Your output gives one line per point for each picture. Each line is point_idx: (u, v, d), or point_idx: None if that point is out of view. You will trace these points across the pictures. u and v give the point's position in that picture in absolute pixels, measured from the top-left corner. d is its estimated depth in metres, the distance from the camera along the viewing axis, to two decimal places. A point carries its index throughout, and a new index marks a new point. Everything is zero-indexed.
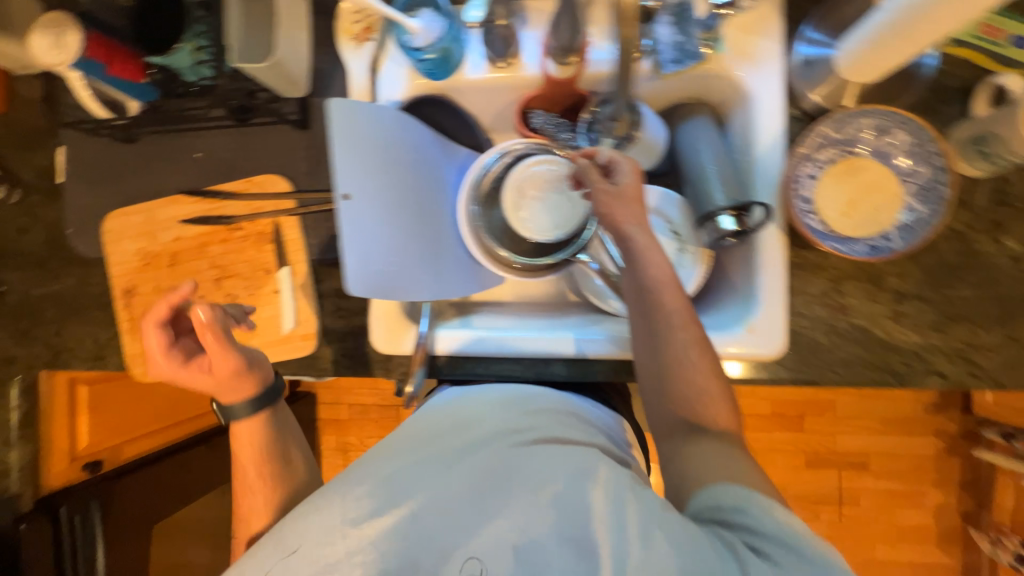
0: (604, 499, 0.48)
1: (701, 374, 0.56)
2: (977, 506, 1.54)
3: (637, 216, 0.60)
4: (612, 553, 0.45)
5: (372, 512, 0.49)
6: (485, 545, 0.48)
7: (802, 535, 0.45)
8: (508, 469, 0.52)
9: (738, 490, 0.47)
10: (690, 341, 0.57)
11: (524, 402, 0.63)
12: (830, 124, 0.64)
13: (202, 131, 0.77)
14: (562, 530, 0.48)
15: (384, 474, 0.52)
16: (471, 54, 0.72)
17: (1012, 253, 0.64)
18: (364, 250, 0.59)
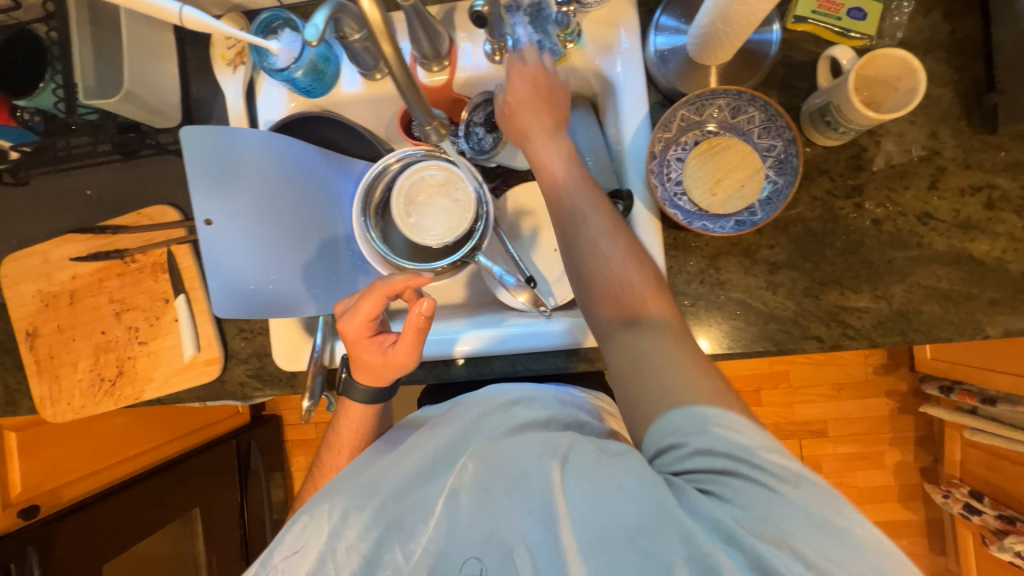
0: (570, 479, 0.45)
1: (619, 263, 0.52)
2: (933, 461, 1.52)
3: (539, 118, 0.61)
4: (585, 538, 0.42)
5: (360, 526, 0.48)
6: (479, 544, 0.46)
7: (749, 446, 0.40)
8: (478, 466, 0.49)
9: (686, 411, 0.42)
10: (603, 237, 0.54)
11: (498, 391, 0.56)
12: (688, 108, 0.67)
13: (87, 167, 0.77)
14: (536, 517, 0.45)
15: (357, 490, 0.50)
16: (344, 69, 0.73)
17: (874, 217, 0.66)
18: (230, 269, 0.66)
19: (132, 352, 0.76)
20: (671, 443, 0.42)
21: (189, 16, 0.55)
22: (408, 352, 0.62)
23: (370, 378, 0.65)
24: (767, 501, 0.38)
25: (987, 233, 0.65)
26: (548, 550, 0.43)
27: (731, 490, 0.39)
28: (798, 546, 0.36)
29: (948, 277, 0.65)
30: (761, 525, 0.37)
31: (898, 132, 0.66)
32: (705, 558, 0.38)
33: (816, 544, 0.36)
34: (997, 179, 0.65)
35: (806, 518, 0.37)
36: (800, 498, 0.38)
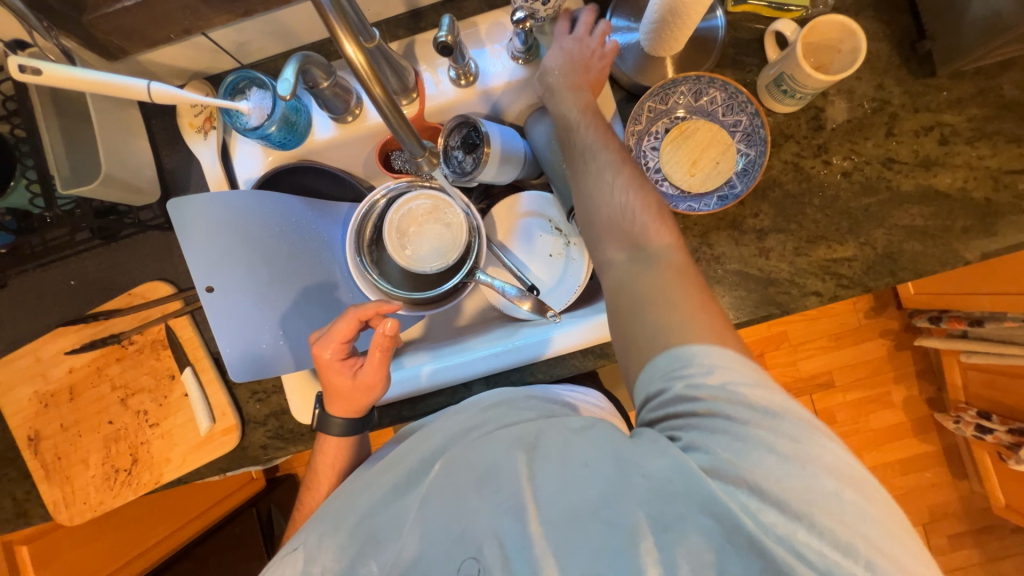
0: (537, 463, 0.49)
1: (633, 209, 0.55)
2: (939, 390, 1.58)
3: (576, 74, 0.65)
4: (550, 516, 0.46)
5: (339, 549, 0.54)
6: (458, 548, 0.48)
7: (726, 388, 0.44)
8: (457, 465, 0.53)
9: (677, 351, 0.46)
10: (613, 172, 0.57)
11: (480, 400, 0.62)
12: (653, 99, 0.70)
13: (68, 257, 0.75)
14: (505, 507, 0.48)
15: (343, 508, 0.57)
16: (316, 116, 0.74)
17: (842, 170, 0.70)
18: (241, 333, 0.65)
19: (144, 437, 0.74)
20: (659, 386, 0.47)
21: (157, 92, 0.56)
22: (376, 373, 0.64)
23: (346, 409, 0.66)
24: (736, 441, 0.42)
25: (947, 166, 0.69)
26: (519, 537, 0.46)
27: (704, 433, 0.43)
28: (760, 477, 0.41)
29: (921, 214, 0.69)
30: (726, 466, 0.42)
31: (848, 89, 0.70)
32: (669, 509, 0.42)
33: (781, 475, 0.40)
34: (945, 117, 0.69)
35: (769, 456, 0.41)
36: (771, 432, 0.42)
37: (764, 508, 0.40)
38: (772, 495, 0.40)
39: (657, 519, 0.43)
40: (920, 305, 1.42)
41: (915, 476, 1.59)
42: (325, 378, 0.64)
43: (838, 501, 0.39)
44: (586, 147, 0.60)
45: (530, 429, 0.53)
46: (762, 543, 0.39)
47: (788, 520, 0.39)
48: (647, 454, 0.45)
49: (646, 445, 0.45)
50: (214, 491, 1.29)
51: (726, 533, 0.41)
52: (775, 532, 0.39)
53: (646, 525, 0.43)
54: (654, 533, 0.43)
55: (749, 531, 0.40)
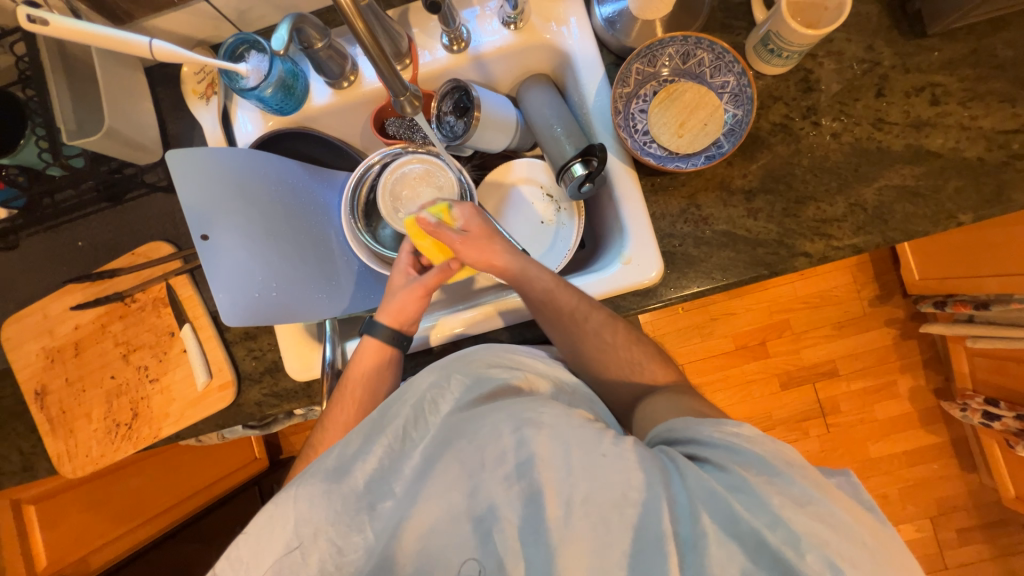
0: (553, 444, 0.44)
1: (625, 345, 0.65)
2: (946, 380, 1.54)
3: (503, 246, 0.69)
4: (566, 500, 0.42)
5: (330, 508, 0.46)
6: (470, 537, 0.44)
7: (751, 435, 0.45)
8: (454, 435, 0.48)
9: (685, 419, 0.50)
10: (604, 327, 0.65)
11: (467, 356, 0.56)
12: (641, 62, 0.72)
13: (76, 219, 0.78)
14: (519, 490, 0.43)
15: (338, 467, 0.48)
16: (314, 82, 0.76)
17: (832, 131, 0.70)
18: (231, 280, 0.64)
19: (144, 392, 0.76)
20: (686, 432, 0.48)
21: (159, 49, 0.57)
22: (423, 296, 0.70)
23: (395, 318, 0.70)
24: (765, 471, 0.42)
25: (939, 127, 0.69)
26: (534, 520, 0.42)
27: (729, 457, 0.44)
28: (791, 499, 0.40)
29: (912, 173, 0.69)
30: (755, 487, 0.41)
31: (838, 51, 0.71)
32: (694, 523, 0.41)
33: (807, 502, 0.40)
34: (937, 77, 0.69)
35: (797, 488, 0.41)
36: (798, 468, 0.42)
37: (795, 522, 0.39)
38: (804, 523, 0.39)
39: (682, 535, 0.41)
40: (925, 290, 1.39)
41: (923, 467, 1.54)
42: (388, 288, 0.73)
43: (855, 530, 0.39)
44: (574, 310, 0.64)
45: (529, 401, 0.49)
46: (788, 562, 0.38)
47: (815, 538, 0.39)
48: (674, 471, 0.43)
49: (672, 463, 0.44)
50: (214, 467, 1.28)
51: (754, 551, 0.39)
52: (807, 554, 0.38)
53: (672, 537, 0.41)
54: (680, 550, 0.40)
55: (777, 550, 0.39)
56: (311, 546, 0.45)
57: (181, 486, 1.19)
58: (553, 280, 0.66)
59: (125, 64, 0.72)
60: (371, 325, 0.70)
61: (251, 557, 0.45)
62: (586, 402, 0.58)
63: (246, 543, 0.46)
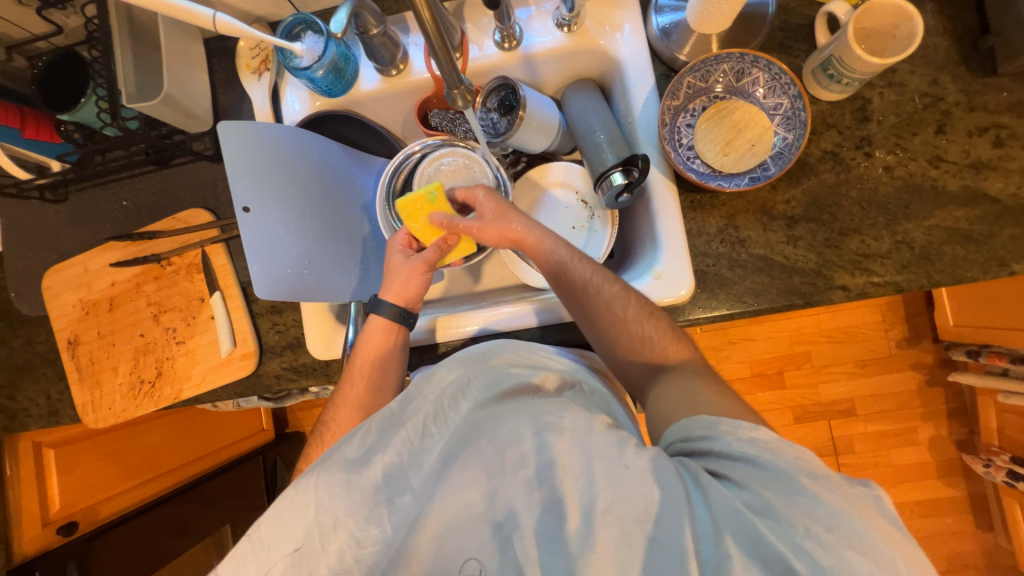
0: (573, 449, 0.44)
1: (637, 321, 0.62)
2: (970, 433, 1.48)
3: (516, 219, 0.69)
4: (585, 509, 0.42)
5: (351, 500, 0.46)
6: (486, 540, 0.43)
7: (768, 445, 0.44)
8: (474, 433, 0.48)
9: (699, 417, 0.49)
10: (617, 299, 0.63)
11: (484, 352, 0.57)
12: (694, 75, 0.71)
13: (124, 179, 0.81)
14: (539, 498, 0.43)
15: (359, 458, 0.49)
16: (363, 67, 0.77)
17: (885, 164, 0.68)
18: (268, 254, 0.65)
19: (169, 353, 0.78)
20: (702, 434, 0.48)
21: (222, 22, 0.58)
22: (423, 272, 0.70)
23: (400, 294, 0.70)
24: (787, 487, 0.41)
25: (1000, 170, 0.66)
26: (554, 528, 0.42)
27: (749, 474, 0.43)
28: (817, 523, 0.39)
29: (966, 217, 0.66)
30: (779, 508, 0.40)
31: (900, 82, 0.69)
32: (717, 545, 0.40)
33: (836, 526, 0.39)
34: (1004, 119, 0.66)
35: (824, 507, 0.39)
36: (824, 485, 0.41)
37: (821, 551, 0.38)
38: (830, 551, 0.38)
39: (704, 556, 0.40)
40: (958, 338, 1.34)
41: (935, 520, 1.48)
42: (388, 269, 0.72)
43: (891, 560, 0.38)
44: (587, 282, 0.64)
45: (554, 405, 0.49)
46: None
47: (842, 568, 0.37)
48: (693, 486, 0.42)
49: (689, 476, 0.43)
50: (225, 432, 1.34)
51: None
52: None
53: (694, 556, 0.39)
54: (703, 571, 0.39)
55: None
56: (331, 535, 0.45)
57: (191, 446, 1.23)
58: (571, 254, 0.66)
59: (185, 33, 0.74)
60: (375, 305, 0.70)
61: (272, 539, 0.46)
62: (603, 404, 0.57)
63: (266, 525, 0.47)
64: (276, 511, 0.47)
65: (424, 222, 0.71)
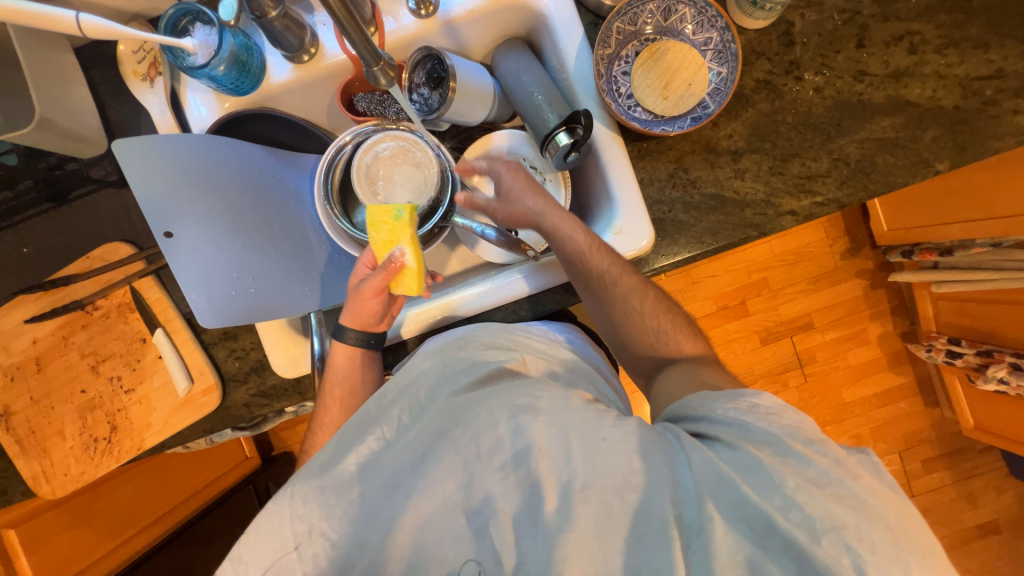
0: (549, 430, 0.45)
1: (651, 316, 0.65)
2: (912, 324, 1.62)
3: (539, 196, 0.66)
4: (563, 486, 0.43)
5: (325, 503, 0.46)
6: (462, 526, 0.44)
7: (768, 411, 0.45)
8: (451, 423, 0.48)
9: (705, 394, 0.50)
10: (634, 292, 0.63)
11: (457, 336, 0.57)
12: (622, 20, 0.69)
13: (17, 224, 0.71)
14: (516, 481, 0.44)
15: (333, 461, 0.49)
16: (270, 57, 0.70)
17: (815, 86, 0.70)
18: (205, 278, 0.59)
19: (120, 404, 0.72)
20: (702, 406, 0.48)
21: (89, 24, 0.49)
22: (372, 297, 0.64)
23: (360, 320, 0.66)
24: (778, 446, 0.42)
25: (916, 77, 0.69)
26: (532, 512, 0.43)
27: (742, 437, 0.44)
28: (804, 477, 0.40)
29: (892, 125, 0.69)
30: (766, 465, 0.41)
31: (818, 1, 0.70)
32: (699, 509, 0.41)
33: (823, 481, 0.40)
34: (916, 25, 0.69)
35: (811, 465, 0.41)
36: (814, 441, 0.42)
37: (808, 501, 0.39)
38: (818, 503, 0.39)
39: (688, 520, 0.41)
40: (894, 241, 1.43)
41: (891, 407, 1.64)
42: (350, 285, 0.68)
43: (882, 512, 0.38)
44: (606, 273, 0.62)
45: (534, 387, 0.49)
46: (804, 548, 0.38)
47: (830, 517, 0.38)
48: (679, 450, 0.44)
49: (677, 442, 0.45)
50: (206, 470, 1.24)
51: (760, 537, 0.39)
52: (822, 534, 0.38)
53: (677, 522, 0.41)
54: (684, 535, 0.41)
55: (784, 532, 0.38)
56: (306, 542, 0.45)
57: (171, 493, 1.15)
58: (582, 236, 0.63)
59: (51, 44, 0.64)
60: (337, 330, 0.67)
61: (250, 554, 0.45)
62: (588, 379, 0.59)
63: (246, 542, 0.46)
64: (252, 529, 0.46)
65: (381, 236, 0.64)
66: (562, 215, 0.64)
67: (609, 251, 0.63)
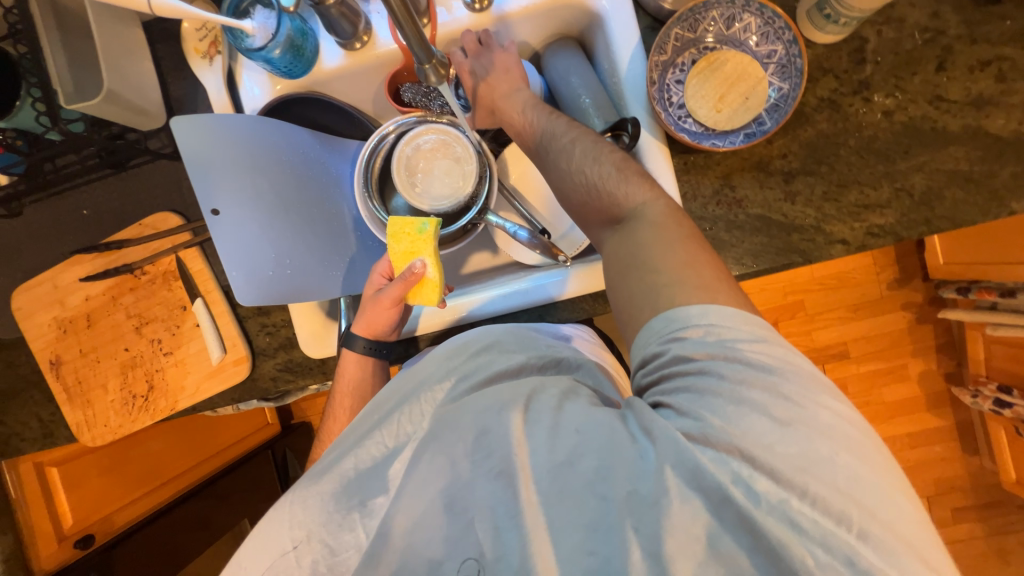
0: (529, 428, 0.46)
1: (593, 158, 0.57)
2: (958, 365, 1.52)
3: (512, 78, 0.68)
4: (543, 488, 0.43)
5: (324, 509, 0.47)
6: (445, 523, 0.44)
7: (720, 334, 0.44)
8: (442, 424, 0.49)
9: (670, 314, 0.46)
10: (574, 142, 0.59)
11: (458, 341, 0.59)
12: (681, 26, 0.67)
13: (80, 187, 0.75)
14: (492, 473, 0.44)
15: (334, 462, 0.50)
16: (324, 42, 0.71)
17: (883, 109, 0.65)
18: (244, 256, 0.61)
19: (158, 365, 0.76)
20: (655, 349, 0.46)
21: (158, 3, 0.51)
22: (390, 306, 0.65)
23: (370, 328, 0.67)
24: (729, 404, 0.41)
25: (1001, 106, 0.63)
26: (511, 506, 0.43)
27: (692, 397, 0.43)
28: (753, 444, 0.39)
29: (966, 156, 0.64)
30: (714, 433, 0.40)
31: (898, 18, 0.65)
32: (656, 482, 0.40)
33: (776, 443, 0.39)
34: (1007, 50, 0.63)
35: (764, 416, 0.40)
36: (764, 392, 0.41)
37: (755, 474, 0.39)
38: (761, 461, 0.39)
39: (642, 494, 0.41)
40: (950, 276, 1.34)
41: (924, 449, 1.55)
42: (363, 295, 0.69)
43: (833, 463, 0.38)
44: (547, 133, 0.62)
45: (526, 386, 0.50)
46: (750, 514, 0.38)
47: (779, 488, 0.38)
48: (638, 431, 0.44)
49: (634, 419, 0.45)
50: (230, 431, 1.31)
51: (714, 508, 0.39)
52: (767, 507, 0.38)
53: (633, 496, 0.41)
54: (636, 510, 0.40)
55: (738, 506, 0.38)
56: (306, 547, 0.46)
57: (198, 449, 1.22)
58: (561, 121, 0.62)
59: (121, 18, 0.67)
60: (346, 339, 0.67)
61: (250, 561, 0.46)
62: (590, 378, 0.57)
63: (246, 550, 0.47)
64: (257, 530, 0.47)
65: (403, 247, 0.65)
66: (548, 107, 0.64)
67: (592, 134, 0.60)
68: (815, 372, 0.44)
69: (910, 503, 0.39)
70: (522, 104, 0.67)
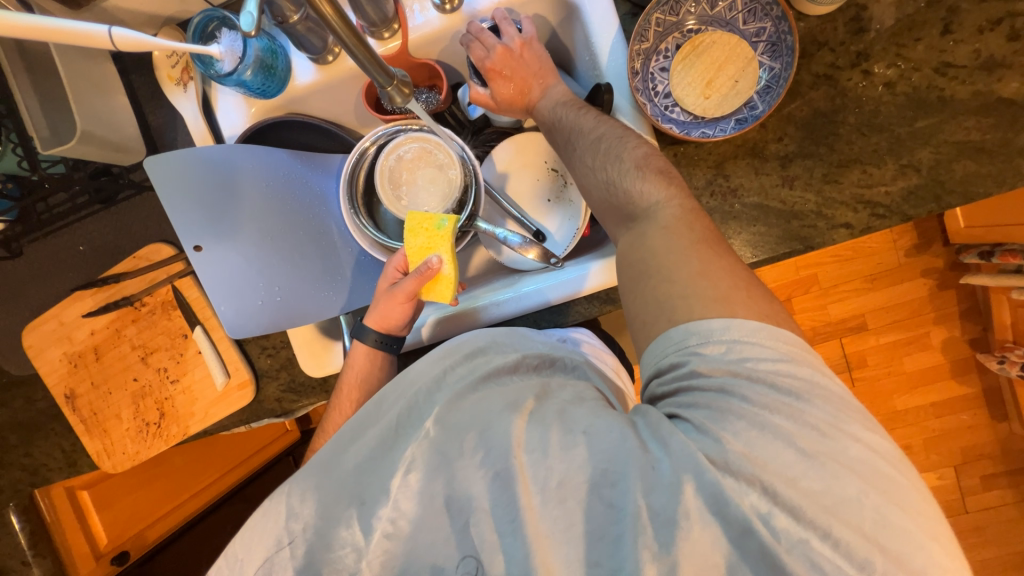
0: (531, 430, 0.45)
1: (627, 148, 0.56)
2: (983, 331, 1.46)
3: (536, 73, 0.66)
4: (542, 486, 0.43)
5: (324, 501, 0.47)
6: (448, 524, 0.45)
7: (743, 344, 0.44)
8: (438, 425, 0.48)
9: (691, 326, 0.45)
10: (607, 135, 0.58)
11: (463, 340, 0.55)
12: (662, 10, 0.63)
13: (73, 223, 0.76)
14: (494, 478, 0.44)
15: (332, 459, 0.49)
16: (296, 59, 0.70)
17: (885, 80, 0.61)
18: (231, 287, 0.64)
19: (167, 393, 0.77)
20: (673, 360, 0.46)
21: (121, 37, 0.48)
22: (404, 301, 0.65)
23: (382, 323, 0.67)
24: (750, 426, 0.40)
25: (1014, 67, 0.59)
26: (512, 510, 0.43)
27: (711, 414, 0.42)
28: (775, 476, 0.38)
29: (978, 127, 0.60)
30: (736, 460, 0.39)
31: None
32: (673, 501, 0.39)
33: (803, 475, 0.38)
34: (1020, 5, 0.58)
35: (790, 444, 0.39)
36: (788, 417, 0.40)
37: (776, 511, 0.38)
38: (785, 496, 0.38)
39: (655, 509, 0.40)
40: (971, 240, 1.28)
41: (948, 418, 1.51)
42: (377, 290, 0.69)
43: (858, 502, 0.37)
44: (572, 125, 0.61)
45: (529, 388, 0.50)
46: (776, 555, 0.37)
47: (801, 528, 0.37)
48: (652, 439, 0.43)
49: (645, 428, 0.44)
50: (244, 446, 1.23)
51: (736, 538, 0.39)
52: (788, 544, 0.37)
53: (646, 513, 0.40)
54: (654, 524, 0.40)
55: (762, 541, 0.38)
56: (300, 537, 0.46)
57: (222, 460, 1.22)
58: (590, 115, 0.60)
59: (89, 54, 0.66)
60: (359, 330, 0.68)
61: (245, 553, 0.46)
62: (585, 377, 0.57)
63: (240, 539, 0.47)
64: (252, 522, 0.47)
65: (420, 242, 0.65)
66: (576, 102, 0.63)
67: (620, 128, 0.59)
68: (848, 400, 0.43)
69: (940, 551, 0.37)
70: (555, 99, 0.65)
